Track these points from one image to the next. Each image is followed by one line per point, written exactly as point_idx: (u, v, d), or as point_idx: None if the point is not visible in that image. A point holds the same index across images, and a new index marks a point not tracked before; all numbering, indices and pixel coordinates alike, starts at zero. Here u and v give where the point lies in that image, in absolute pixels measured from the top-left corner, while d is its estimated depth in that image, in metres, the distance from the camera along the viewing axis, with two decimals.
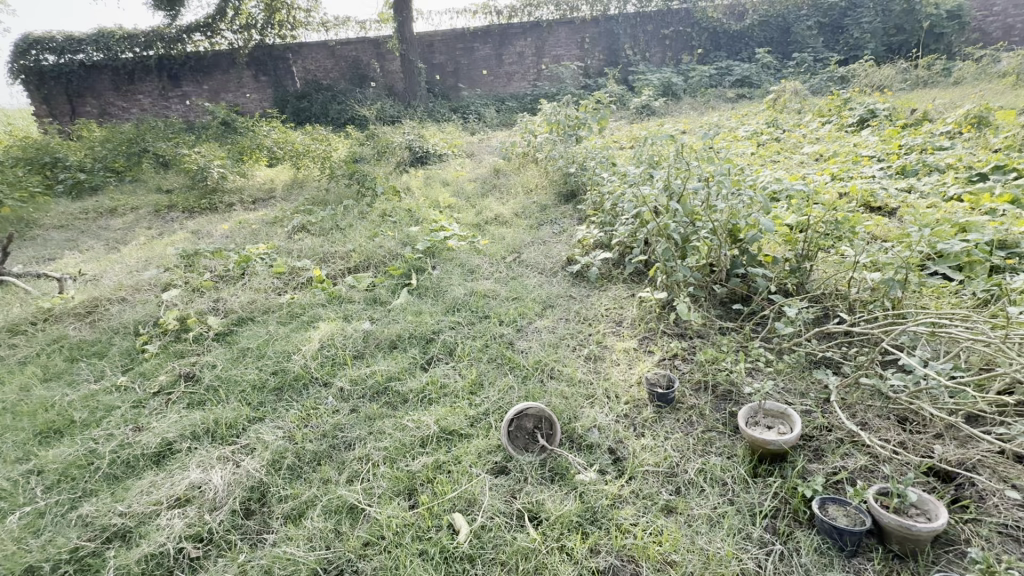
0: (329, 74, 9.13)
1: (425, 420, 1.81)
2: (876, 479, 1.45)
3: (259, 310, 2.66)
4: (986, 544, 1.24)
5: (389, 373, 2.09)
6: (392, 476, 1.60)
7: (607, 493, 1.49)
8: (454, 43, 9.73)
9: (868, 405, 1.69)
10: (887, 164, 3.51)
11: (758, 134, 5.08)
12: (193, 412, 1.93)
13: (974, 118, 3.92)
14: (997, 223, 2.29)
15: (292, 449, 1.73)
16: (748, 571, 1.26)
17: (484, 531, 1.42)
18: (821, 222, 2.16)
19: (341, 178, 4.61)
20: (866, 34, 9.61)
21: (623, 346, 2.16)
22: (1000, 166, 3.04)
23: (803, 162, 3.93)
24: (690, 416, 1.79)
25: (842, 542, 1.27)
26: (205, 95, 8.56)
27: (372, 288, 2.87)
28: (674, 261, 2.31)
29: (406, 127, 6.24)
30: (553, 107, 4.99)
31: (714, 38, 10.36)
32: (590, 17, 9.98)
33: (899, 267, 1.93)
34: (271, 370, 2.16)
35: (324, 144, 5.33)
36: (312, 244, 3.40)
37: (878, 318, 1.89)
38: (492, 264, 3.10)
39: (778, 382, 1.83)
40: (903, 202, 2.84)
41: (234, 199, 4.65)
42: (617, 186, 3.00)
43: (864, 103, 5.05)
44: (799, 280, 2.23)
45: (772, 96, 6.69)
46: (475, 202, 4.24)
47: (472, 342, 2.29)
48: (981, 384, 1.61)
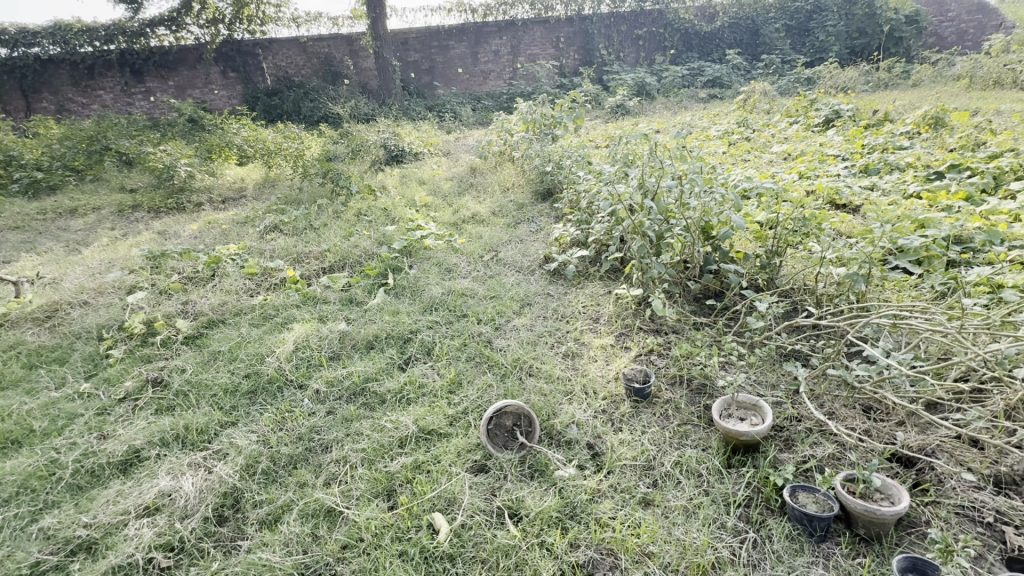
0: (301, 71, 8.96)
1: (403, 421, 1.80)
2: (843, 465, 1.50)
3: (230, 312, 2.59)
4: (944, 525, 1.30)
5: (366, 373, 2.07)
6: (371, 477, 1.59)
7: (586, 488, 1.51)
8: (428, 40, 9.61)
9: (835, 395, 1.74)
10: (852, 163, 3.63)
11: (729, 134, 5.19)
12: (162, 418, 1.87)
13: (932, 119, 4.08)
14: (952, 220, 2.40)
15: (266, 453, 1.69)
16: (722, 559, 1.30)
17: (464, 529, 1.42)
18: (790, 219, 2.24)
19: (315, 176, 4.51)
20: (830, 37, 9.94)
21: (600, 343, 2.18)
22: (955, 165, 3.18)
23: (771, 161, 4.03)
24: (666, 410, 1.82)
25: (813, 528, 1.32)
26: (171, 92, 8.29)
27: (348, 288, 2.83)
28: (649, 258, 2.35)
29: (381, 125, 6.15)
30: (529, 105, 4.96)
31: (686, 38, 10.55)
32: (565, 16, 10.04)
33: (863, 262, 2.01)
34: (243, 373, 2.11)
35: (296, 142, 5.22)
36: (285, 243, 3.33)
37: (844, 311, 1.96)
38: (469, 263, 3.10)
39: (750, 375, 1.88)
40: (865, 200, 2.95)
41: (203, 199, 4.51)
42: (593, 185, 3.03)
43: (829, 104, 5.22)
44: (769, 275, 2.29)
45: (742, 96, 6.85)
46: (453, 201, 4.22)
47: (450, 341, 2.27)
48: (940, 373, 1.69)
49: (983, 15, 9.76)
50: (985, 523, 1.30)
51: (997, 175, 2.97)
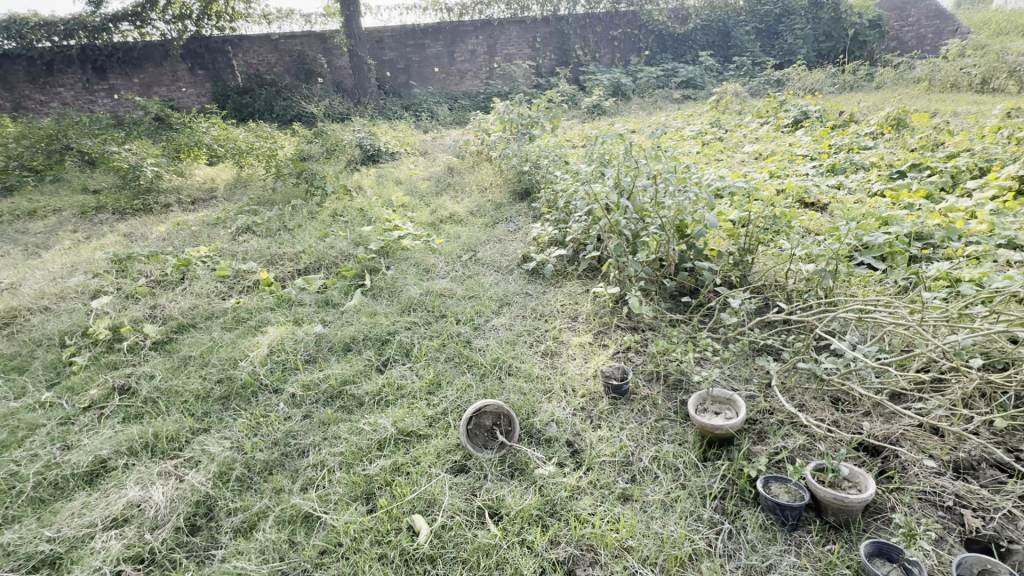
0: (273, 68, 8.79)
1: (382, 423, 1.78)
2: (814, 455, 1.54)
3: (200, 316, 2.53)
4: (908, 510, 1.35)
5: (343, 376, 2.04)
6: (349, 481, 1.57)
7: (565, 485, 1.52)
8: (404, 39, 9.50)
9: (805, 388, 1.79)
10: (819, 163, 3.75)
11: (703, 134, 5.29)
12: (129, 427, 1.81)
13: (894, 120, 4.25)
14: (914, 217, 2.50)
15: (240, 459, 1.65)
16: (699, 551, 1.33)
17: (444, 530, 1.41)
18: (761, 218, 2.30)
19: (289, 177, 4.42)
20: (798, 40, 10.28)
21: (578, 341, 2.20)
22: (916, 164, 3.31)
23: (743, 161, 4.12)
24: (643, 405, 1.85)
25: (785, 517, 1.35)
26: (136, 89, 8.01)
27: (324, 289, 2.79)
28: (625, 257, 2.38)
29: (356, 125, 6.06)
30: (506, 105, 4.96)
31: (660, 40, 10.73)
32: (541, 17, 10.09)
33: (831, 259, 2.08)
34: (216, 378, 2.06)
35: (269, 141, 5.11)
36: (259, 245, 3.26)
37: (813, 306, 2.01)
38: (447, 263, 3.09)
39: (724, 370, 1.92)
40: (833, 198, 3.04)
41: (171, 200, 4.39)
42: (569, 184, 3.05)
43: (797, 105, 5.38)
44: (742, 271, 2.34)
45: (715, 96, 6.99)
46: (430, 201, 4.19)
47: (429, 342, 2.26)
48: (903, 364, 1.75)
49: (941, 20, 10.20)
50: (945, 507, 1.36)
51: (955, 174, 3.11)
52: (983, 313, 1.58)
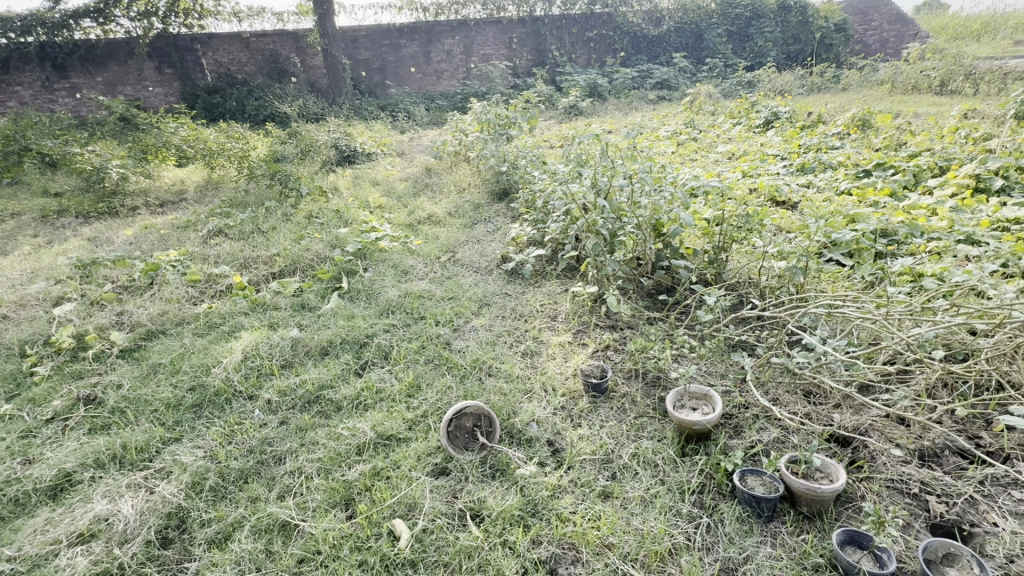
0: (244, 67, 8.60)
1: (361, 427, 1.76)
2: (787, 448, 1.58)
3: (170, 322, 2.45)
4: (876, 498, 1.40)
5: (320, 381, 2.01)
6: (328, 487, 1.54)
7: (547, 485, 1.52)
8: (379, 39, 9.38)
9: (779, 382, 1.84)
10: (790, 163, 3.85)
11: (678, 134, 5.38)
12: (95, 438, 1.75)
13: (859, 121, 4.39)
14: (879, 214, 2.59)
15: (214, 469, 1.61)
16: (678, 546, 1.34)
17: (425, 534, 1.40)
18: (734, 216, 2.35)
19: (262, 178, 4.33)
20: (768, 43, 10.62)
21: (558, 341, 2.21)
22: (881, 163, 3.43)
23: (716, 161, 4.20)
24: (622, 403, 1.86)
25: (760, 508, 1.38)
26: (99, 89, 7.72)
27: (300, 293, 2.74)
28: (603, 256, 2.40)
29: (331, 125, 5.98)
30: (483, 105, 4.95)
31: (635, 42, 10.87)
32: (517, 17, 10.11)
33: (801, 256, 2.14)
34: (188, 386, 2.00)
35: (241, 142, 5.01)
36: (231, 248, 3.18)
37: (785, 302, 2.06)
38: (426, 264, 3.07)
39: (701, 366, 1.95)
40: (802, 197, 3.13)
41: (138, 203, 4.25)
42: (547, 184, 3.06)
43: (768, 106, 5.51)
44: (717, 269, 2.38)
45: (689, 97, 7.10)
46: (407, 202, 4.16)
47: (408, 344, 2.25)
48: (871, 357, 1.81)
49: (901, 25, 10.59)
50: (912, 494, 1.41)
51: (917, 173, 3.23)
52: (944, 307, 1.65)
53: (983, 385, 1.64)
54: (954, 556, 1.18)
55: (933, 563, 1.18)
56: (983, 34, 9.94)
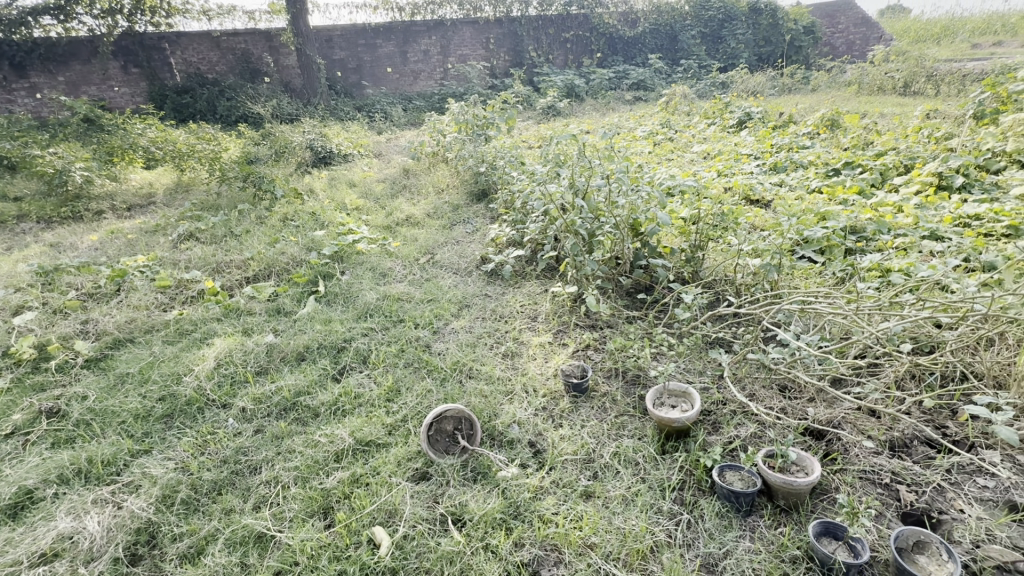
0: (215, 67, 8.39)
1: (339, 434, 1.72)
2: (764, 443, 1.60)
3: (139, 330, 2.37)
4: (850, 490, 1.43)
5: (297, 387, 1.97)
6: (305, 496, 1.51)
7: (529, 487, 1.51)
8: (355, 38, 9.25)
9: (755, 377, 1.86)
10: (763, 162, 3.93)
11: (654, 134, 5.45)
12: (59, 452, 1.67)
13: (829, 121, 4.51)
14: (849, 212, 2.66)
15: (186, 481, 1.56)
16: (660, 543, 1.35)
17: (406, 540, 1.38)
18: (710, 215, 2.39)
19: (234, 180, 4.23)
20: (740, 45, 10.88)
21: (539, 341, 2.21)
22: (850, 162, 3.52)
23: (692, 161, 4.26)
24: (603, 402, 1.87)
25: (739, 503, 1.40)
26: (61, 88, 7.43)
27: (275, 297, 2.68)
28: (582, 256, 2.41)
29: (306, 126, 5.87)
30: (460, 106, 4.92)
31: (611, 43, 10.97)
32: (494, 18, 10.09)
33: (774, 254, 2.18)
34: (157, 396, 1.93)
35: (212, 143, 4.88)
36: (203, 252, 3.09)
37: (760, 299, 2.10)
38: (405, 266, 3.03)
39: (680, 364, 1.97)
40: (775, 195, 3.20)
41: (104, 207, 4.10)
42: (526, 185, 3.06)
43: (741, 106, 5.62)
44: (693, 267, 2.41)
45: (665, 97, 7.19)
46: (385, 203, 4.11)
47: (387, 347, 2.21)
48: (843, 351, 1.85)
49: (866, 28, 10.93)
50: (884, 484, 1.44)
51: (883, 172, 3.33)
52: (911, 301, 1.70)
53: (948, 376, 1.70)
54: (923, 544, 1.22)
55: (904, 552, 1.21)
56: (943, 37, 10.34)
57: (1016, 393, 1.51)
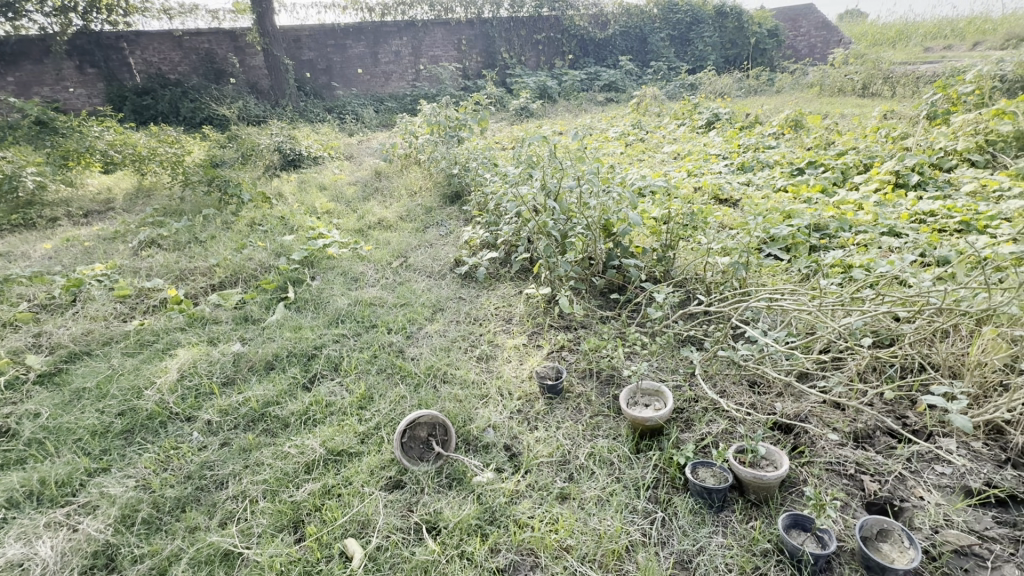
0: (177, 67, 8.12)
1: (309, 444, 1.68)
2: (735, 438, 1.63)
3: (97, 342, 2.27)
4: (818, 481, 1.46)
5: (265, 398, 1.91)
6: (275, 510, 1.46)
7: (504, 491, 1.50)
8: (324, 39, 9.10)
9: (726, 374, 1.90)
10: (731, 162, 4.01)
11: (626, 135, 5.52)
12: (8, 474, 1.58)
13: (793, 122, 4.64)
14: (813, 210, 2.75)
15: (148, 499, 1.50)
16: (635, 542, 1.36)
17: (379, 551, 1.35)
18: (680, 215, 2.42)
19: (198, 184, 4.09)
20: (708, 47, 11.22)
21: (513, 344, 2.20)
22: (813, 161, 3.63)
23: (663, 161, 4.33)
24: (578, 403, 1.88)
25: (712, 499, 1.42)
26: (11, 89, 7.07)
27: (242, 305, 2.60)
28: (555, 257, 2.41)
29: (274, 128, 5.75)
30: (432, 107, 4.88)
31: (582, 45, 11.06)
32: (465, 19, 10.06)
33: (742, 252, 2.23)
34: (117, 411, 1.85)
35: (175, 146, 4.71)
36: (165, 259, 2.98)
37: (729, 297, 2.14)
38: (377, 270, 2.98)
39: (652, 363, 1.99)
40: (743, 194, 3.27)
41: (59, 213, 3.91)
42: (498, 187, 3.04)
43: (709, 108, 5.74)
44: (665, 267, 2.44)
45: (636, 99, 7.29)
46: (357, 206, 4.04)
47: (360, 354, 2.17)
48: (808, 346, 1.90)
49: (827, 31, 11.32)
50: (849, 475, 1.48)
51: (844, 170, 3.45)
52: (871, 296, 1.75)
53: (907, 367, 1.76)
54: (886, 532, 1.26)
55: (868, 540, 1.25)
56: (898, 41, 10.78)
57: (970, 382, 1.58)
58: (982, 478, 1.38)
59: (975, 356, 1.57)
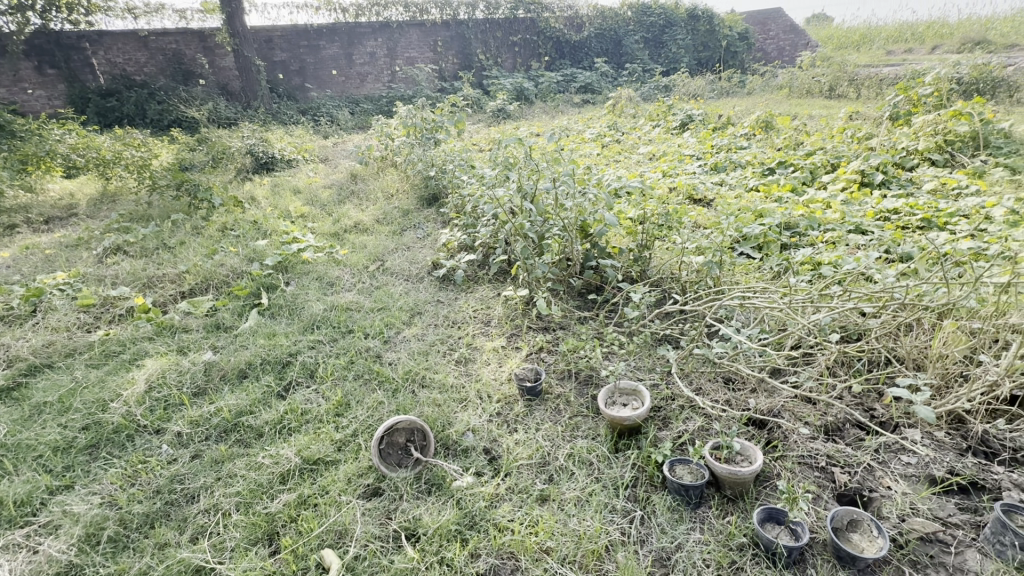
0: (142, 68, 7.87)
1: (284, 454, 1.64)
2: (711, 435, 1.65)
3: (58, 354, 2.18)
4: (791, 475, 1.50)
5: (238, 407, 1.86)
6: (248, 522, 1.43)
7: (484, 495, 1.50)
8: (296, 40, 8.94)
9: (701, 371, 1.93)
10: (705, 162, 4.09)
11: (602, 136, 5.57)
12: None
13: (764, 123, 4.75)
14: (783, 209, 2.81)
15: (114, 516, 1.44)
16: (615, 542, 1.37)
17: (357, 561, 1.33)
18: (655, 215, 2.46)
19: (166, 189, 3.97)
20: (681, 50, 11.41)
21: (492, 346, 2.20)
22: (783, 161, 3.72)
23: (638, 162, 4.39)
24: (557, 404, 1.88)
25: (689, 496, 1.44)
26: None
27: (214, 312, 2.53)
28: (532, 259, 2.41)
29: (245, 131, 5.62)
30: (408, 109, 4.83)
31: (558, 46, 11.13)
32: (441, 20, 10.02)
33: (716, 251, 2.27)
34: (81, 426, 1.78)
35: (142, 149, 4.57)
36: (132, 267, 2.88)
37: (703, 295, 2.17)
38: (354, 274, 2.94)
39: (630, 362, 2.01)
40: (716, 194, 3.34)
41: (17, 220, 3.74)
42: (475, 189, 3.03)
43: (683, 109, 5.83)
44: (641, 267, 2.47)
45: (611, 100, 7.35)
46: (332, 210, 3.98)
47: (336, 360, 2.14)
48: (780, 343, 1.94)
49: (794, 35, 11.64)
50: (820, 467, 1.52)
51: (813, 170, 3.55)
52: (838, 293, 1.80)
53: (874, 361, 1.82)
54: (856, 522, 1.29)
55: (840, 531, 1.28)
56: (862, 44, 11.12)
57: (933, 374, 1.63)
58: (946, 466, 1.43)
59: (938, 348, 1.63)
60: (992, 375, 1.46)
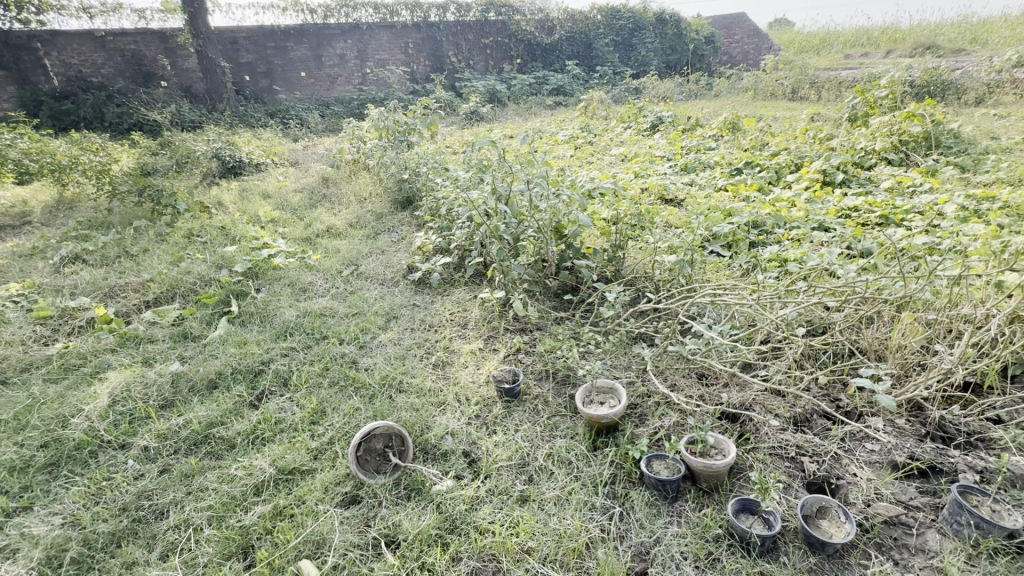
0: (100, 69, 7.58)
1: (258, 465, 1.60)
2: (686, 430, 1.69)
3: (13, 369, 2.08)
4: (763, 466, 1.54)
5: (209, 419, 1.81)
6: (221, 537, 1.39)
7: (464, 499, 1.50)
8: (262, 40, 8.74)
9: (675, 368, 1.97)
10: (675, 163, 4.17)
11: (575, 137, 5.63)
12: None
13: (730, 124, 4.88)
14: (751, 208, 2.90)
15: (77, 537, 1.38)
16: (595, 539, 1.38)
17: (336, 571, 1.31)
18: (628, 215, 2.49)
19: (128, 195, 3.83)
20: (650, 53, 11.62)
21: (469, 349, 2.19)
22: (750, 162, 3.83)
23: (611, 163, 4.45)
24: (535, 405, 1.89)
25: (666, 491, 1.47)
26: None
27: (180, 321, 2.45)
28: (508, 261, 2.42)
29: (211, 134, 5.47)
30: (380, 111, 4.79)
31: (530, 49, 11.20)
32: (412, 22, 9.96)
33: (687, 250, 2.32)
34: (39, 443, 1.70)
35: (101, 154, 4.40)
36: (93, 276, 2.77)
37: (676, 294, 2.22)
38: (327, 280, 2.90)
39: (606, 361, 2.04)
40: (687, 194, 3.41)
41: None
42: (449, 192, 3.02)
43: (653, 111, 5.95)
44: (615, 266, 2.50)
45: (583, 102, 7.43)
46: (303, 214, 3.91)
47: (310, 367, 2.10)
48: (750, 338, 2.00)
49: (758, 39, 11.98)
50: (790, 458, 1.56)
51: (778, 170, 3.66)
52: (804, 288, 1.87)
53: (839, 353, 1.89)
54: (825, 509, 1.34)
55: (809, 518, 1.33)
56: (822, 48, 11.54)
57: (893, 364, 1.70)
58: (906, 452, 1.50)
59: (897, 339, 1.70)
60: (946, 364, 1.54)
